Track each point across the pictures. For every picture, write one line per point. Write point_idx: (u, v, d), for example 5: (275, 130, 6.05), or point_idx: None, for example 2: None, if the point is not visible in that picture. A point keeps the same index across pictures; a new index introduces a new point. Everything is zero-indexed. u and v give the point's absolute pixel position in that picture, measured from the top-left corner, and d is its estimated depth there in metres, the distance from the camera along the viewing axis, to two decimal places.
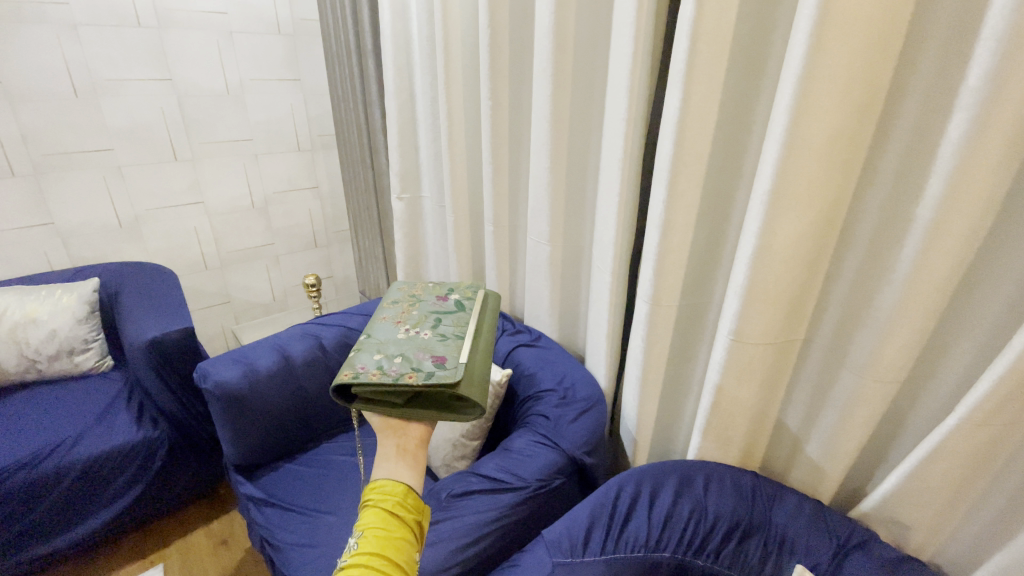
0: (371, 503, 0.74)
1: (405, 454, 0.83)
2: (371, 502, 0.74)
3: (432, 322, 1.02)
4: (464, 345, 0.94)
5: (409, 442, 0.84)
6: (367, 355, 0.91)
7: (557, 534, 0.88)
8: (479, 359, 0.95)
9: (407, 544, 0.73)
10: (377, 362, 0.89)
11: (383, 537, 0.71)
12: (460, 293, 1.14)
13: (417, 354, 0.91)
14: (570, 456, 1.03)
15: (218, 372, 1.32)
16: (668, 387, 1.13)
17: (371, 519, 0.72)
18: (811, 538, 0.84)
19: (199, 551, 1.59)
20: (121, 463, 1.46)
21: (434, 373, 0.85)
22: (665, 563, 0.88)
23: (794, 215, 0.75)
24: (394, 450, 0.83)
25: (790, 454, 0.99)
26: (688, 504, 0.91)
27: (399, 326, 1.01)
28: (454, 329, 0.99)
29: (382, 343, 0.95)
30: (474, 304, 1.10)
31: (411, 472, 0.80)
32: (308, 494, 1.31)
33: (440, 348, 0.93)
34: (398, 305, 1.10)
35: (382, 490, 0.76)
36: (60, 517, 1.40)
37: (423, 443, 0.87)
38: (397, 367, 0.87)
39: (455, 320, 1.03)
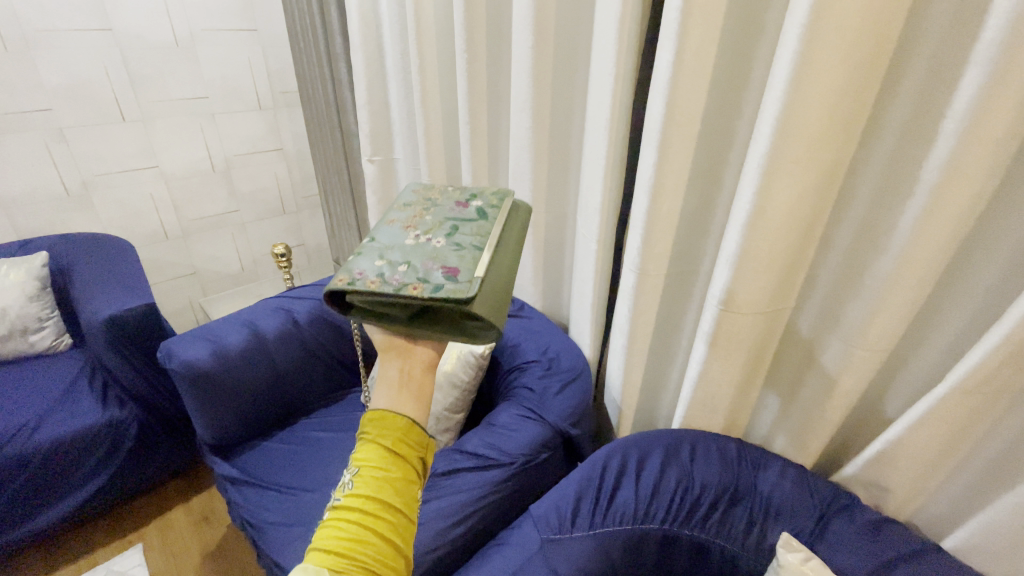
0: (368, 438, 0.64)
1: (410, 381, 0.69)
2: (369, 436, 0.64)
3: (448, 229, 0.81)
4: (483, 256, 0.74)
5: (415, 367, 0.70)
6: (366, 261, 0.74)
7: (545, 511, 0.86)
8: (499, 274, 0.75)
9: (410, 485, 0.64)
10: (378, 269, 0.72)
11: (381, 480, 0.62)
12: (484, 199, 0.90)
13: (426, 263, 0.73)
14: (556, 428, 1.02)
15: (186, 351, 1.25)
16: (654, 356, 1.12)
17: (369, 456, 0.63)
18: (795, 503, 0.85)
19: (179, 529, 1.55)
20: (89, 445, 1.40)
21: (443, 286, 0.68)
22: (653, 535, 0.85)
23: (791, 180, 0.71)
24: (395, 376, 0.70)
25: (775, 419, 0.99)
26: (675, 475, 0.90)
27: (408, 230, 0.82)
28: (471, 239, 0.79)
29: (385, 248, 0.77)
30: (500, 213, 0.87)
31: (413, 407, 0.68)
32: (288, 473, 1.27)
33: (454, 258, 0.73)
34: (409, 209, 0.89)
35: (381, 424, 0.65)
36: (26, 504, 1.34)
37: (431, 368, 0.72)
38: (399, 276, 0.70)
39: (474, 227, 0.82)
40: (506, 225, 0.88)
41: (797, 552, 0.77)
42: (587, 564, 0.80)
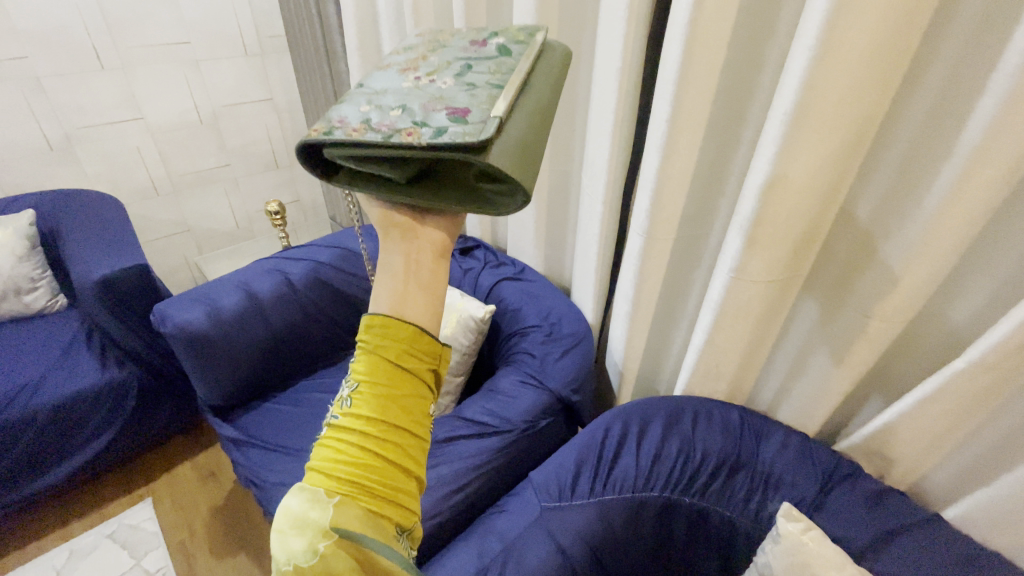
0: (367, 346, 0.47)
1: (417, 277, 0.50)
2: (368, 343, 0.47)
3: (457, 69, 0.61)
4: (502, 94, 0.54)
5: (422, 254, 0.51)
6: (351, 107, 0.57)
7: (544, 479, 0.85)
8: (529, 121, 0.55)
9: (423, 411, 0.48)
10: (364, 114, 0.55)
11: (385, 402, 0.45)
12: (507, 36, 0.68)
13: (426, 105, 0.54)
14: (557, 394, 1.01)
15: (180, 314, 1.23)
16: (659, 322, 1.09)
17: (368, 370, 0.46)
18: (797, 472, 0.84)
19: (188, 484, 1.55)
20: (91, 405, 1.40)
21: (445, 128, 0.49)
22: (653, 503, 0.85)
23: (815, 141, 0.65)
24: (399, 263, 0.50)
25: (780, 388, 0.97)
26: (676, 443, 0.88)
27: (408, 74, 0.62)
28: (490, 78, 0.58)
29: (376, 92, 0.59)
30: (526, 50, 0.65)
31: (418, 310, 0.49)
32: (290, 435, 1.28)
33: (463, 99, 0.54)
34: (413, 53, 0.68)
35: (383, 331, 0.47)
36: (34, 463, 1.35)
37: (445, 254, 0.53)
38: (391, 121, 0.52)
39: (494, 64, 0.60)
40: (538, 68, 0.66)
41: (797, 522, 0.76)
42: (586, 532, 0.79)
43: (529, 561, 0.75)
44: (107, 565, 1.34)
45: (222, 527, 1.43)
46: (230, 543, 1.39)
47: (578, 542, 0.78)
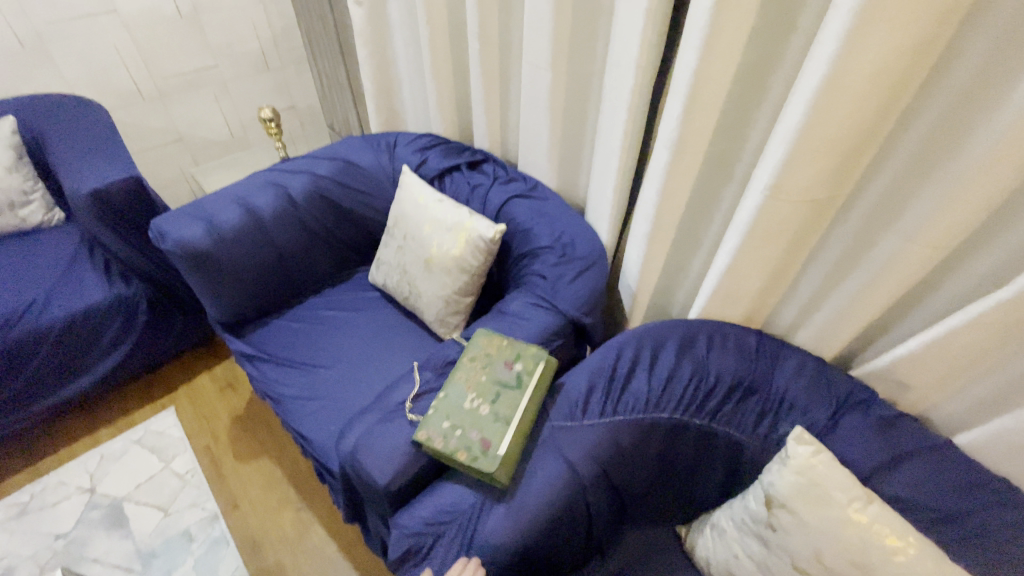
0: None
1: None
2: None
3: (493, 392, 0.82)
4: (510, 429, 0.77)
5: None
6: (438, 422, 0.80)
7: (554, 399, 0.84)
8: (522, 448, 0.77)
9: None
10: (444, 434, 0.78)
11: None
12: (526, 359, 0.84)
13: (471, 431, 0.78)
14: (569, 316, 0.98)
15: (179, 230, 1.19)
16: (678, 242, 1.02)
17: None
18: (811, 396, 0.83)
19: (206, 394, 1.60)
20: (101, 321, 1.41)
21: (474, 457, 0.74)
22: (664, 424, 0.83)
23: (888, 35, 0.55)
24: None
25: (800, 312, 0.93)
26: (690, 366, 0.87)
27: (471, 394, 0.83)
28: (507, 411, 0.79)
29: (451, 414, 0.81)
30: (535, 372, 0.83)
31: None
32: (299, 351, 1.27)
33: (488, 428, 0.77)
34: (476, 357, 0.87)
35: None
36: (55, 375, 1.39)
37: None
38: (453, 443, 0.77)
39: (513, 398, 0.80)
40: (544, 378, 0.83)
41: (808, 445, 0.75)
42: (597, 450, 0.79)
43: (539, 479, 0.75)
44: (138, 466, 1.41)
45: (242, 434, 1.50)
46: (252, 449, 1.46)
47: (589, 460, 0.78)
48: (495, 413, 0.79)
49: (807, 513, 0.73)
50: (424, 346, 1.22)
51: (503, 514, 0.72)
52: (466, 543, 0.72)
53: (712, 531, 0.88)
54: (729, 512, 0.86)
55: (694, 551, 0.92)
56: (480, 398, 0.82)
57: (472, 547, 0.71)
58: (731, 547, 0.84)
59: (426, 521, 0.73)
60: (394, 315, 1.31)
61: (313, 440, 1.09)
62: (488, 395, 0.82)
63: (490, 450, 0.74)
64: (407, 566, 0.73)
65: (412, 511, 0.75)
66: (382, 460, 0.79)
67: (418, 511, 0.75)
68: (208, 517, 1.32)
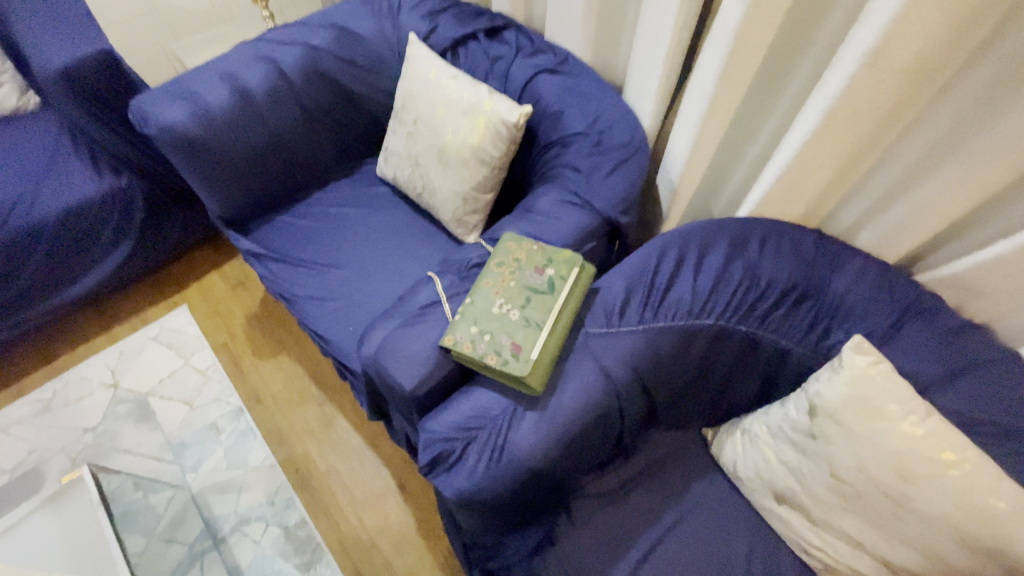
0: None
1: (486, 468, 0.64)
2: None
3: (527, 295, 0.75)
4: (545, 335, 0.71)
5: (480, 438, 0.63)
6: (465, 323, 0.75)
7: (588, 304, 0.78)
8: (557, 354, 0.73)
9: None
10: (473, 335, 0.73)
11: None
12: (564, 259, 0.78)
13: (502, 335, 0.72)
14: (602, 215, 0.89)
15: (161, 112, 1.06)
16: (734, 127, 0.88)
17: None
18: (871, 302, 0.75)
19: (217, 292, 1.56)
20: (96, 216, 1.32)
21: (505, 361, 0.69)
22: (705, 331, 0.78)
23: None
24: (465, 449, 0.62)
25: (869, 211, 0.81)
26: (740, 270, 0.79)
27: (501, 295, 0.77)
28: (540, 315, 0.73)
29: (480, 314, 0.75)
30: (573, 275, 0.76)
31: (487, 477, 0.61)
32: (309, 249, 1.19)
33: (521, 333, 0.72)
34: (510, 255, 0.80)
35: None
36: (59, 273, 1.34)
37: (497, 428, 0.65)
38: (483, 346, 0.72)
39: (547, 301, 0.74)
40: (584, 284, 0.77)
41: (866, 355, 0.69)
42: (633, 357, 0.75)
43: (572, 388, 0.71)
44: (158, 363, 1.42)
45: (258, 332, 1.48)
46: (270, 347, 1.45)
47: (624, 367, 0.74)
48: (526, 317, 0.73)
49: (855, 423, 0.69)
50: (442, 246, 1.13)
51: (535, 422, 0.69)
52: (496, 448, 0.69)
53: (743, 436, 0.86)
54: (764, 418, 0.83)
55: (720, 456, 0.91)
56: (509, 303, 0.75)
57: (503, 452, 0.68)
58: (763, 452, 0.82)
59: (455, 426, 0.70)
60: (407, 211, 1.21)
61: (331, 340, 1.05)
62: (518, 299, 0.75)
63: (521, 355, 0.69)
64: (438, 471, 0.71)
65: (440, 416, 0.72)
66: (407, 366, 0.75)
67: (446, 416, 0.72)
68: (233, 411, 1.35)
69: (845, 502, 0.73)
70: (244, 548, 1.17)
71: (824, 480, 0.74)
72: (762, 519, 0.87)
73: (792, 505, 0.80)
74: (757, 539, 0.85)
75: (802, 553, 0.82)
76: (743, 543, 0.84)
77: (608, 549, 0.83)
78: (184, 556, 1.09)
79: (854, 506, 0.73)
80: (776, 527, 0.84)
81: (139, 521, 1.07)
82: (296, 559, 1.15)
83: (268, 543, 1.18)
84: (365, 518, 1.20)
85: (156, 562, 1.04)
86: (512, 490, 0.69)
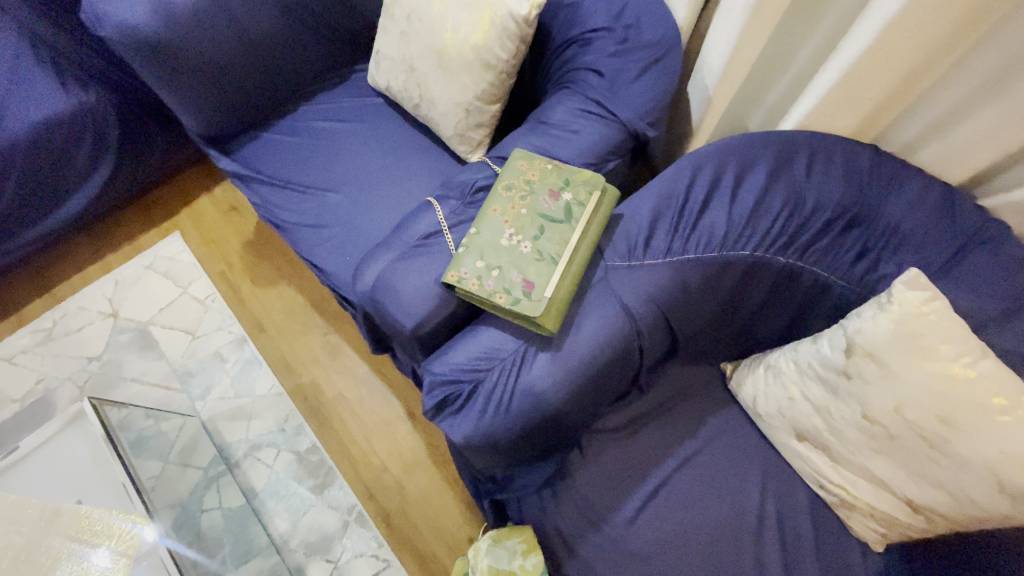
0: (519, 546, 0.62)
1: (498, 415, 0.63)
2: None
3: (539, 226, 0.69)
4: (560, 270, 0.66)
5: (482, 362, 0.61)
6: (471, 256, 0.68)
7: (609, 235, 0.72)
8: (573, 292, 0.67)
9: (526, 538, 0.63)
10: (480, 270, 0.67)
11: None
12: (580, 185, 0.70)
13: (512, 271, 0.66)
14: (629, 129, 0.79)
15: (113, 10, 0.92)
16: (788, 17, 0.72)
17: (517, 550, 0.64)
18: (930, 231, 0.66)
19: (210, 217, 1.48)
20: (69, 136, 1.21)
21: (517, 300, 0.64)
22: (740, 264, 0.70)
23: None
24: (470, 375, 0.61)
25: (933, 125, 0.68)
26: (781, 193, 0.70)
27: (510, 226, 0.69)
28: (555, 248, 0.67)
29: (487, 247, 0.68)
30: (590, 204, 0.69)
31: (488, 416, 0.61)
32: (300, 170, 1.09)
33: (533, 268, 0.66)
34: (519, 182, 0.72)
35: None
36: (39, 199, 1.25)
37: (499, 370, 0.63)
38: (491, 283, 0.65)
39: (563, 233, 0.68)
40: (601, 214, 0.70)
41: (921, 292, 0.61)
42: (658, 293, 0.68)
43: (590, 326, 0.66)
44: (156, 291, 1.38)
45: (256, 260, 1.42)
46: (269, 275, 1.40)
47: (648, 303, 0.68)
48: (539, 250, 0.67)
49: (900, 364, 0.63)
50: (444, 166, 1.02)
51: (548, 362, 0.65)
52: (507, 390, 0.66)
53: (767, 372, 0.80)
54: (792, 354, 0.77)
55: (738, 391, 0.86)
56: (520, 234, 0.68)
57: (513, 395, 0.65)
58: (787, 390, 0.76)
59: (461, 367, 0.68)
60: (404, 127, 1.08)
61: (329, 271, 0.99)
62: (531, 229, 0.68)
63: (534, 293, 0.64)
64: (445, 414, 0.69)
65: (445, 357, 0.70)
66: (405, 303, 0.71)
67: (451, 357, 0.69)
68: (236, 340, 1.32)
69: (876, 443, 0.69)
70: (258, 472, 1.19)
71: (855, 420, 0.69)
72: (779, 455, 0.83)
73: (814, 443, 0.76)
74: (773, 474, 0.82)
75: (818, 489, 0.79)
76: (759, 478, 0.81)
77: (618, 484, 0.82)
78: (200, 480, 1.09)
79: (885, 449, 0.68)
80: (794, 463, 0.81)
81: (152, 447, 1.04)
82: (309, 482, 1.17)
83: (282, 467, 1.19)
84: (374, 444, 1.21)
85: (174, 483, 1.04)
86: (525, 434, 0.67)
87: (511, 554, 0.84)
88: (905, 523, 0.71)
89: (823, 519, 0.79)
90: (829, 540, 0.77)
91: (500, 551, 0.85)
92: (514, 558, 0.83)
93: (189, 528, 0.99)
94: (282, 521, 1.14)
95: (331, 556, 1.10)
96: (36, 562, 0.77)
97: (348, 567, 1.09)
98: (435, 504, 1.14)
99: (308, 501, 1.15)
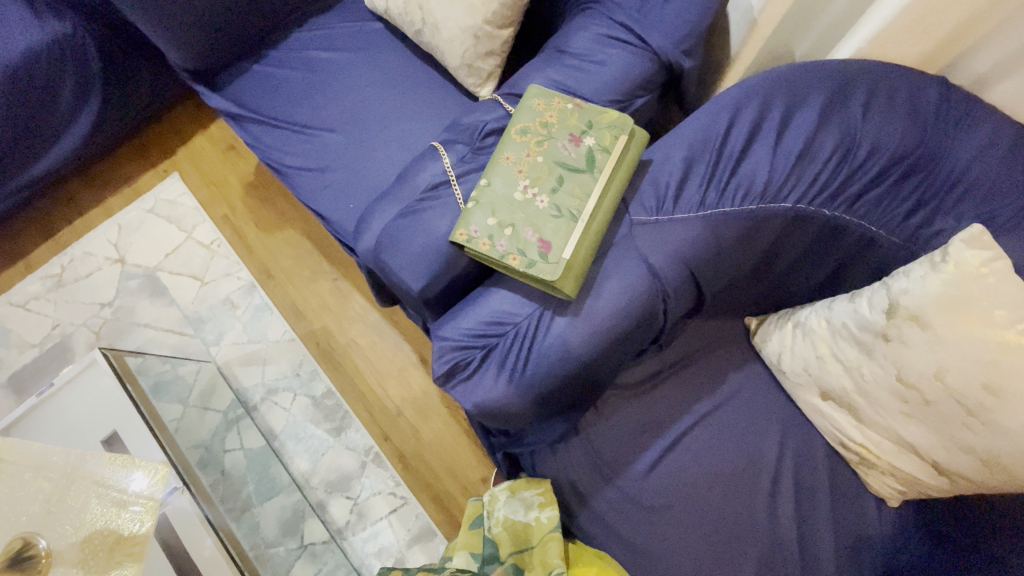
0: None
1: None
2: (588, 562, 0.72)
3: (557, 178, 0.62)
4: (580, 227, 0.60)
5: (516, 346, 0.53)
6: (482, 212, 0.62)
7: (635, 185, 0.66)
8: (594, 251, 0.62)
9: None
10: (491, 227, 0.61)
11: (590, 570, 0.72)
12: (603, 131, 0.63)
13: (526, 230, 0.60)
14: (660, 59, 0.70)
15: None
16: None
17: None
18: (1001, 181, 0.58)
19: (209, 158, 1.41)
20: (51, 72, 1.13)
21: (532, 263, 0.59)
22: (779, 219, 0.64)
23: None
24: None
25: (1013, 57, 0.56)
26: (834, 136, 0.62)
27: (524, 177, 0.63)
28: (575, 203, 0.61)
29: (499, 203, 0.62)
30: (615, 150, 0.62)
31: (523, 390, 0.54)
32: (295, 107, 1.01)
33: (550, 227, 0.60)
34: (534, 127, 0.65)
35: None
36: (28, 142, 1.20)
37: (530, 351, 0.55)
38: (504, 243, 0.60)
39: (583, 185, 0.61)
40: (626, 161, 0.63)
41: (982, 251, 0.54)
42: (687, 252, 0.63)
43: (611, 288, 0.62)
44: (160, 236, 1.35)
45: (258, 203, 1.37)
46: (273, 219, 1.35)
47: (674, 262, 0.63)
48: (557, 206, 0.61)
49: (947, 328, 0.57)
50: (450, 102, 0.93)
51: (568, 324, 0.62)
52: (522, 353, 0.63)
53: (795, 329, 0.75)
54: (826, 312, 0.71)
55: (762, 347, 0.81)
56: (536, 187, 0.62)
57: (527, 362, 0.63)
58: (816, 348, 0.72)
59: (471, 332, 0.66)
60: (404, 56, 0.98)
61: (334, 220, 0.94)
62: (548, 180, 0.62)
63: (551, 255, 0.59)
64: (456, 381, 0.68)
65: (456, 321, 0.67)
66: (412, 262, 0.67)
67: (463, 321, 0.67)
68: (245, 286, 1.30)
69: (907, 408, 0.65)
70: (276, 415, 1.20)
71: (888, 383, 0.65)
72: (799, 411, 0.80)
73: (839, 403, 0.72)
74: (792, 431, 0.79)
75: (838, 447, 0.76)
76: (777, 433, 0.79)
77: (632, 439, 0.81)
78: (221, 422, 1.12)
79: (917, 414, 0.64)
80: (815, 421, 0.77)
81: (173, 391, 1.05)
82: (326, 425, 1.19)
83: (298, 410, 1.20)
84: (388, 389, 1.21)
85: (195, 425, 1.05)
86: (541, 400, 0.65)
87: (527, 506, 0.80)
88: (926, 483, 0.67)
89: (839, 475, 0.77)
90: (843, 495, 0.76)
91: (517, 503, 0.81)
92: (530, 510, 0.79)
93: (214, 467, 1.05)
94: (302, 462, 1.17)
95: (351, 494, 1.14)
96: (66, 505, 0.79)
97: (367, 504, 1.13)
98: (449, 447, 1.16)
99: (326, 443, 1.18)
